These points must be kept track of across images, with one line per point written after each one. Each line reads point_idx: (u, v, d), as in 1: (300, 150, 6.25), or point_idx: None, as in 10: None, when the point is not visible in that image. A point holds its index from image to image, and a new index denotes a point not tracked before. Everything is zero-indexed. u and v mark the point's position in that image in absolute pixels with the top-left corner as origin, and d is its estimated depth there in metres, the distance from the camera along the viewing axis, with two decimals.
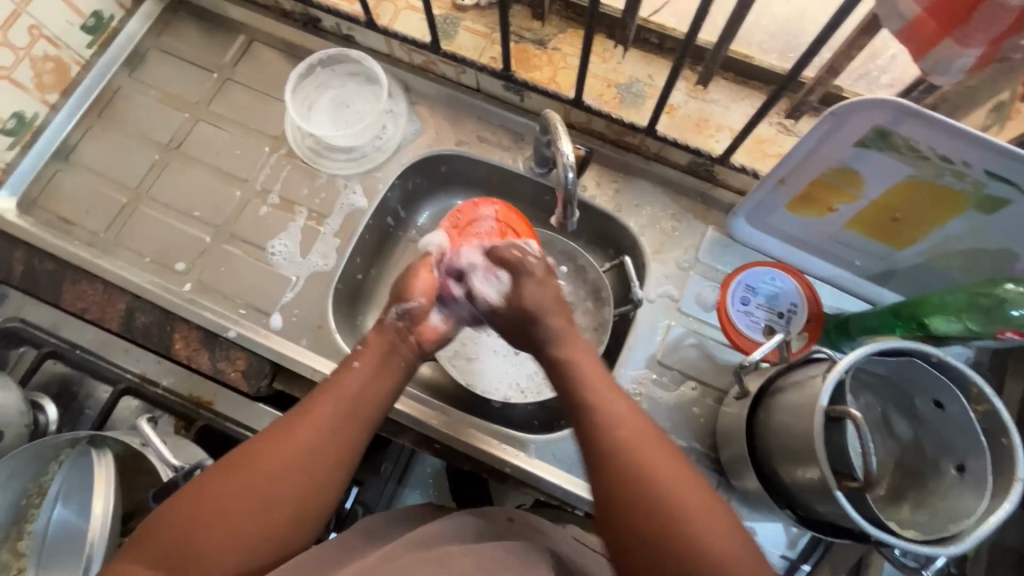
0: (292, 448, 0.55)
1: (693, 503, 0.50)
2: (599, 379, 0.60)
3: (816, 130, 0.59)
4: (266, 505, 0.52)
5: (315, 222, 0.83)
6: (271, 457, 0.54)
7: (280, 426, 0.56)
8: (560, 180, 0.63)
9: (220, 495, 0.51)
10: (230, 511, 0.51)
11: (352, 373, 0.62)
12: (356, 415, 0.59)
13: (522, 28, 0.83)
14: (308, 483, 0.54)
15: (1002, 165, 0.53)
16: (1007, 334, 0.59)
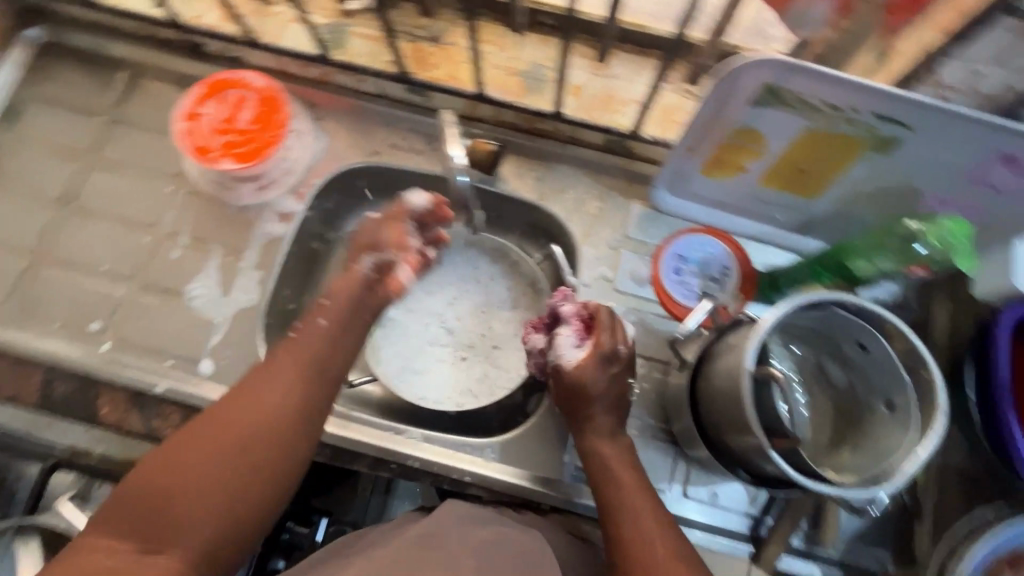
0: (251, 425, 0.55)
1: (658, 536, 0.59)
2: (610, 427, 0.67)
3: (711, 94, 0.59)
4: (221, 472, 0.52)
5: (233, 257, 0.79)
6: (216, 431, 0.54)
7: (226, 412, 0.55)
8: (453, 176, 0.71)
9: (179, 462, 0.52)
10: (186, 482, 0.51)
11: (316, 332, 0.63)
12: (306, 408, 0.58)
13: (414, 27, 0.80)
14: (267, 445, 0.54)
15: (886, 107, 0.54)
16: (916, 270, 0.60)
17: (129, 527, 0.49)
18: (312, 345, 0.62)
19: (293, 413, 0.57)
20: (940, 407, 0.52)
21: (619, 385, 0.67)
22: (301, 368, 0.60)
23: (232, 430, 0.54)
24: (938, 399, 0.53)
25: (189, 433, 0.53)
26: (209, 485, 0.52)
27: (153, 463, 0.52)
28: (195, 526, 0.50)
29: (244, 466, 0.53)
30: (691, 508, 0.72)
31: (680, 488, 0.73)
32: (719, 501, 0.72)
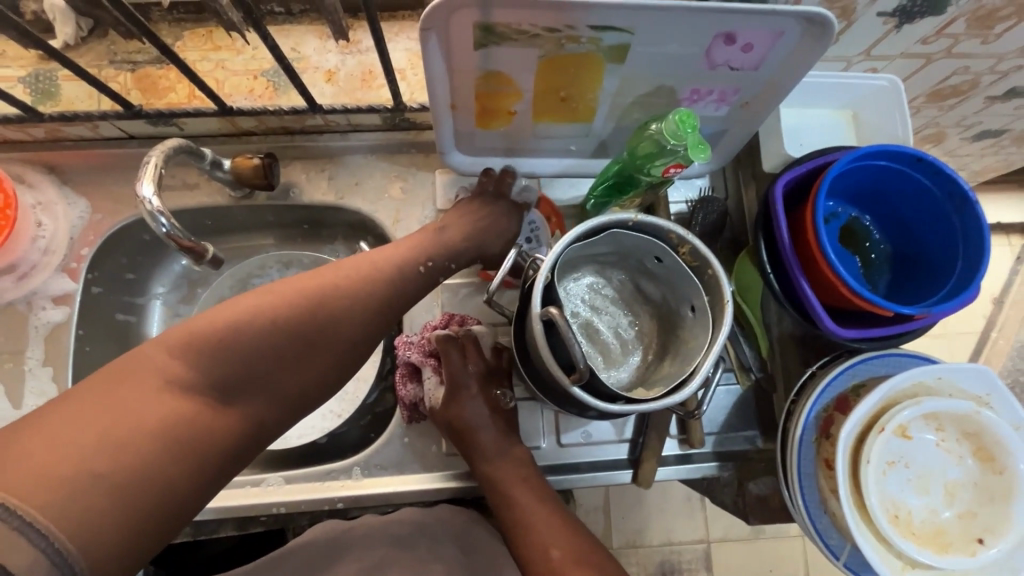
0: (361, 290, 0.56)
1: (552, 527, 0.62)
2: (495, 438, 0.66)
3: (431, 49, 0.55)
4: (306, 336, 0.52)
5: (14, 363, 0.70)
6: (329, 290, 0.54)
7: (367, 264, 0.58)
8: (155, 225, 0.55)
9: (297, 313, 0.52)
10: (260, 348, 0.50)
11: (430, 237, 0.64)
12: (406, 288, 0.59)
13: (131, 53, 0.71)
14: (363, 318, 0.55)
15: (596, 17, 0.52)
16: (673, 171, 0.60)
17: (197, 366, 0.48)
18: (414, 274, 0.60)
19: (395, 317, 0.59)
20: (726, 298, 0.54)
21: (489, 403, 0.68)
22: (403, 265, 0.60)
23: (350, 290, 0.55)
24: (723, 291, 0.54)
25: (287, 292, 0.53)
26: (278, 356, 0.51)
27: (245, 301, 0.51)
28: (186, 428, 0.46)
29: (302, 347, 0.52)
30: (568, 454, 0.73)
31: (554, 439, 0.74)
32: (593, 438, 0.73)
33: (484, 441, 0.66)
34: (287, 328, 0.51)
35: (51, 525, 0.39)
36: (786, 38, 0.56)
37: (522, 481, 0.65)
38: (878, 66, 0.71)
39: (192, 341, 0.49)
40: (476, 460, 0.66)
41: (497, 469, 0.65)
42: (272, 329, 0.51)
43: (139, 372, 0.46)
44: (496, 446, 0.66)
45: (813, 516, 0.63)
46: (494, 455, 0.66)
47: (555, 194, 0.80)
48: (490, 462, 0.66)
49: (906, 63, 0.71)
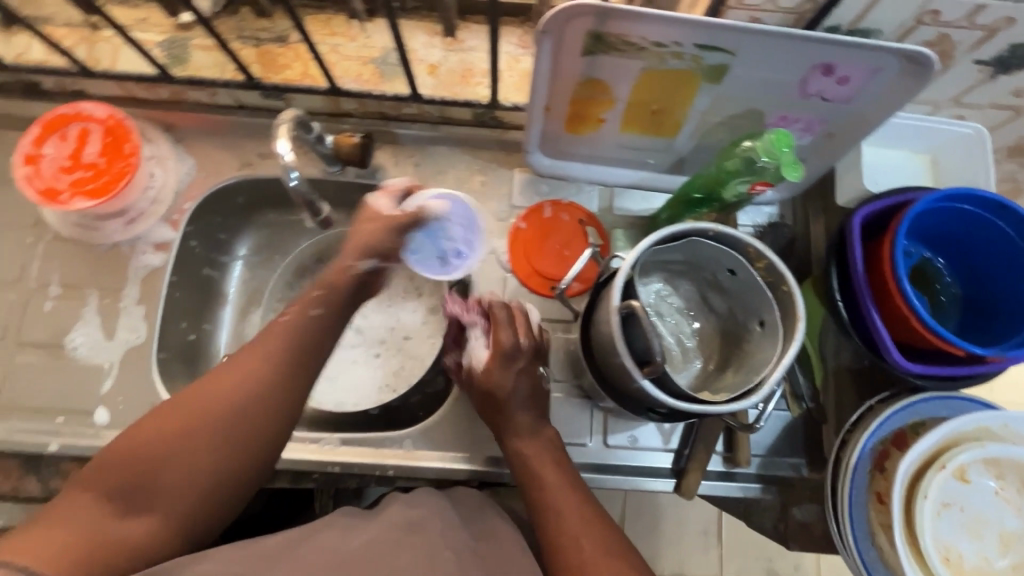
0: (243, 394, 0.55)
1: (579, 517, 0.60)
2: (529, 418, 0.66)
3: (542, 50, 0.59)
4: (217, 428, 0.53)
5: (111, 299, 0.76)
6: (203, 403, 0.54)
7: (232, 375, 0.56)
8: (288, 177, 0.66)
9: (180, 427, 0.53)
10: (181, 442, 0.52)
11: (281, 324, 0.60)
12: (299, 371, 0.58)
13: (257, 29, 0.77)
14: (268, 404, 0.56)
15: (704, 36, 0.55)
16: (760, 188, 0.62)
17: (106, 481, 0.50)
18: (290, 380, 0.58)
19: (290, 398, 0.57)
20: (798, 316, 0.55)
21: (531, 380, 0.67)
22: (279, 354, 0.58)
23: (223, 402, 0.54)
24: (796, 309, 0.55)
25: (172, 407, 0.54)
26: (206, 448, 0.53)
27: (125, 436, 0.53)
28: (194, 478, 0.52)
29: (234, 432, 0.54)
30: (611, 455, 0.74)
31: (601, 439, 0.74)
32: (639, 443, 0.74)
33: (518, 420, 0.66)
34: (178, 433, 0.52)
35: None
36: (881, 74, 0.58)
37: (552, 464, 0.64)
38: (963, 114, 0.72)
39: (112, 452, 0.52)
40: (512, 435, 0.66)
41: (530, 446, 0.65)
42: (171, 435, 0.52)
43: (94, 477, 0.51)
44: (530, 428, 0.66)
45: (861, 548, 0.62)
46: (528, 434, 0.66)
47: (627, 205, 0.82)
48: (524, 440, 0.65)
49: (994, 115, 0.72)
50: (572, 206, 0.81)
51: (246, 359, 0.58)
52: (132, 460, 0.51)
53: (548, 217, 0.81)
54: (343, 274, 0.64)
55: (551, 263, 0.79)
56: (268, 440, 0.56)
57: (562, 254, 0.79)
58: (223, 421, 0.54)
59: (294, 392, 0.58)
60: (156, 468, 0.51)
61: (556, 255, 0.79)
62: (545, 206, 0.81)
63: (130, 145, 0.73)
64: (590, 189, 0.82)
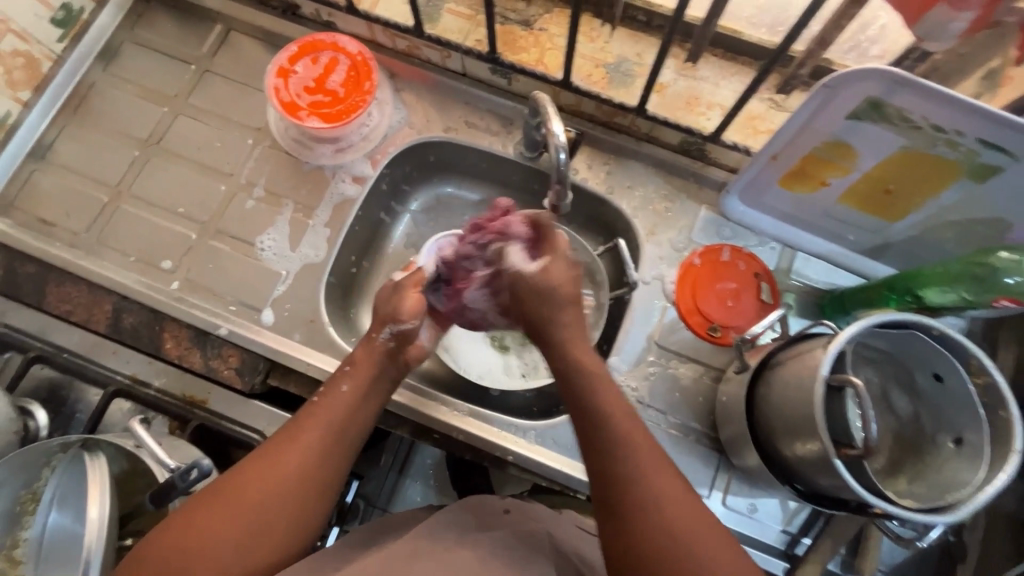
0: (302, 461, 0.56)
1: (688, 513, 0.49)
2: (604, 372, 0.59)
3: (809, 102, 0.58)
4: (285, 496, 0.54)
5: (303, 215, 0.81)
6: (258, 477, 0.54)
7: (294, 447, 0.56)
8: (553, 161, 0.63)
9: (251, 503, 0.53)
10: (257, 512, 0.53)
11: (340, 398, 0.61)
12: (342, 442, 0.59)
13: (507, 9, 0.81)
14: (318, 474, 0.56)
15: (994, 133, 0.53)
16: (1002, 303, 0.58)
17: (196, 527, 0.51)
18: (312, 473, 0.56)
19: (346, 451, 0.59)
20: (1016, 447, 0.51)
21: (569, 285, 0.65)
22: (326, 424, 0.59)
23: (282, 476, 0.55)
24: (1015, 440, 0.51)
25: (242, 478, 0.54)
26: (265, 523, 0.53)
27: (191, 505, 0.53)
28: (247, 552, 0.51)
29: (288, 504, 0.54)
30: (726, 516, 0.72)
31: (719, 496, 0.72)
32: (757, 515, 0.71)
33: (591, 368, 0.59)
34: (254, 507, 0.53)
35: None
36: None
37: (638, 429, 0.54)
38: None
39: (177, 521, 0.52)
40: (584, 384, 0.58)
41: (609, 400, 0.57)
42: (230, 523, 0.52)
43: (177, 526, 0.51)
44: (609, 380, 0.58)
45: None
46: (608, 388, 0.58)
47: (808, 273, 0.79)
48: (599, 391, 0.58)
49: None
50: (751, 256, 0.79)
51: (302, 428, 0.58)
52: (204, 543, 0.50)
53: (723, 260, 0.79)
54: (370, 348, 0.67)
55: (711, 303, 0.77)
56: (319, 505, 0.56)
57: (726, 298, 0.77)
58: (287, 493, 0.54)
59: (343, 453, 0.59)
60: (226, 543, 0.51)
61: (719, 297, 0.77)
62: (722, 250, 0.79)
63: (369, 85, 0.79)
64: (773, 245, 0.80)
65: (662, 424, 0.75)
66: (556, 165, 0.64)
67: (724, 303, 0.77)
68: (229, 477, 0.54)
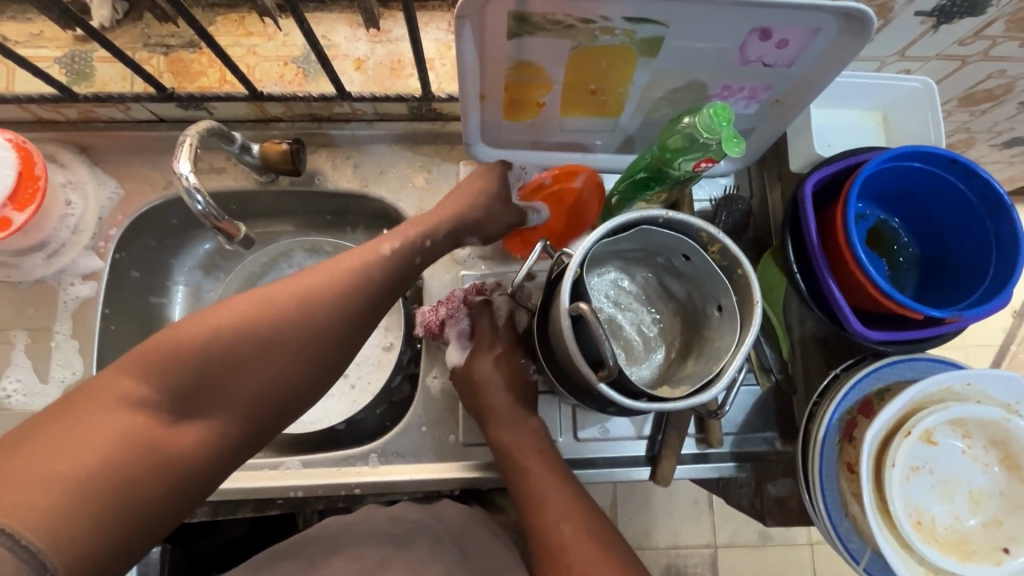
0: (296, 304, 0.51)
1: (551, 486, 0.61)
2: (552, 477, 0.62)
3: (465, 37, 0.55)
4: (296, 352, 0.51)
5: (41, 339, 0.71)
6: (240, 331, 0.49)
7: (329, 271, 0.54)
8: (192, 206, 0.59)
9: (253, 329, 0.49)
10: (257, 365, 0.49)
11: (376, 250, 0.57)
12: (365, 284, 0.55)
13: (165, 35, 0.72)
14: (305, 333, 0.51)
15: (633, 9, 0.52)
16: (705, 165, 0.60)
17: (158, 382, 0.45)
18: (378, 262, 0.56)
19: (369, 311, 0.55)
20: (756, 299, 0.54)
21: (507, 366, 0.69)
22: (370, 259, 0.56)
23: (284, 309, 0.51)
24: (753, 292, 0.54)
25: (252, 300, 0.51)
26: (262, 342, 0.49)
27: (153, 353, 0.46)
28: (257, 351, 0.49)
29: (283, 399, 0.51)
30: (584, 448, 0.73)
31: (571, 433, 0.73)
32: (610, 434, 0.73)
33: (537, 471, 0.62)
34: (252, 363, 0.49)
35: (26, 551, 0.36)
36: (822, 36, 0.55)
37: (521, 438, 0.65)
38: (912, 66, 0.71)
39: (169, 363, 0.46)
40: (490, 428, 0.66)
41: (550, 509, 0.59)
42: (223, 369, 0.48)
43: (97, 396, 0.44)
44: (551, 482, 0.61)
45: (834, 519, 0.63)
46: (553, 492, 0.61)
47: None
48: (524, 462, 0.63)
49: (940, 65, 0.71)
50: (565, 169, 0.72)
51: (314, 275, 0.54)
52: (164, 405, 0.45)
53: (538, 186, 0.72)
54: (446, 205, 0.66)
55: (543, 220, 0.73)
56: (314, 343, 0.51)
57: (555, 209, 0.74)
58: (283, 384, 0.50)
59: (362, 297, 0.54)
60: (168, 445, 0.44)
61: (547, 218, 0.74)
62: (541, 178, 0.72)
63: (37, 169, 0.67)
64: None
65: None
66: (204, 213, 0.60)
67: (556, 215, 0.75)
68: (188, 320, 0.49)
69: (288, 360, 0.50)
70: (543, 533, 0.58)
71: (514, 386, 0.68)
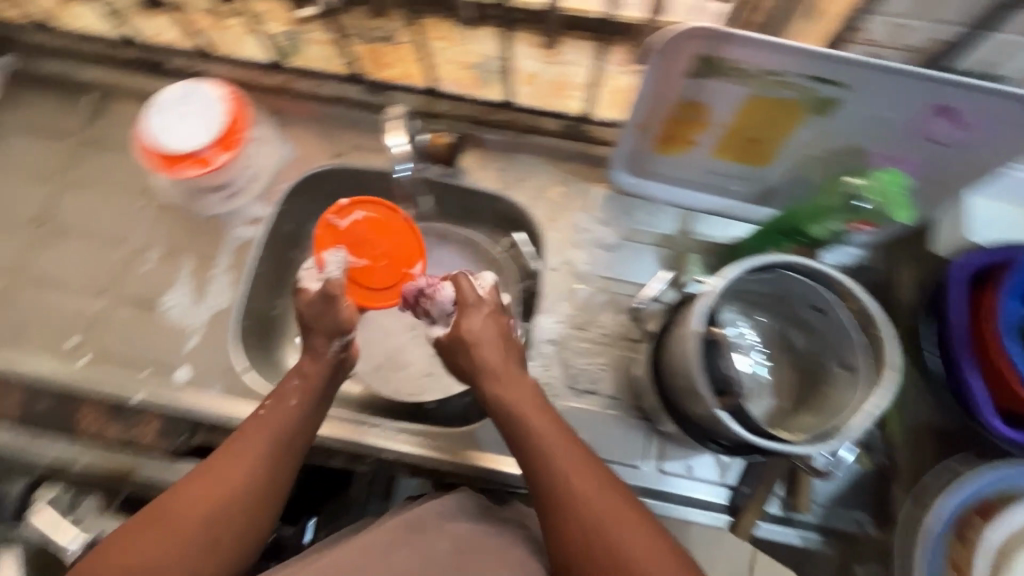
0: (244, 474, 0.57)
1: (598, 491, 0.53)
2: (591, 474, 0.55)
3: (647, 70, 0.59)
4: (232, 522, 0.56)
5: (203, 266, 0.81)
6: (204, 512, 0.55)
7: (243, 451, 0.58)
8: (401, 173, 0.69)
9: (197, 517, 0.55)
10: (217, 521, 0.55)
11: (284, 413, 0.62)
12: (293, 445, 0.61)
13: (368, 28, 0.83)
14: (288, 473, 0.60)
15: (819, 69, 0.55)
16: (861, 227, 0.61)
17: None
18: (276, 443, 0.60)
19: (286, 481, 0.60)
20: (890, 365, 0.52)
21: (501, 329, 0.64)
22: (274, 435, 0.60)
23: (230, 488, 0.56)
24: (889, 358, 0.52)
25: (203, 476, 0.57)
26: (196, 522, 0.54)
27: (150, 516, 0.54)
28: (190, 544, 0.54)
29: (242, 544, 0.56)
30: (665, 483, 0.72)
31: (655, 464, 0.73)
32: (695, 474, 0.72)
33: (576, 469, 0.55)
34: (199, 532, 0.54)
35: None
36: (1004, 122, 0.56)
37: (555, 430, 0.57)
38: None
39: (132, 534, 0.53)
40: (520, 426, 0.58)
41: (600, 508, 0.53)
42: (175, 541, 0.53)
43: None
44: (590, 480, 0.54)
45: None
46: (593, 490, 0.53)
47: (706, 231, 0.81)
48: (556, 456, 0.55)
49: None
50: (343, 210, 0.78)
51: (245, 445, 0.59)
52: (145, 558, 0.52)
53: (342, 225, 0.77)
54: (317, 360, 0.66)
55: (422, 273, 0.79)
56: (269, 499, 0.58)
57: (381, 255, 0.78)
58: (235, 531, 0.56)
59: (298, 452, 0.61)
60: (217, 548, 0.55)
61: (393, 266, 0.78)
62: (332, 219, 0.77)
63: (240, 124, 0.78)
64: (669, 210, 0.81)
65: (590, 404, 0.75)
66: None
67: (408, 251, 0.79)
68: (145, 517, 0.55)
69: (231, 529, 0.55)
70: (598, 538, 0.51)
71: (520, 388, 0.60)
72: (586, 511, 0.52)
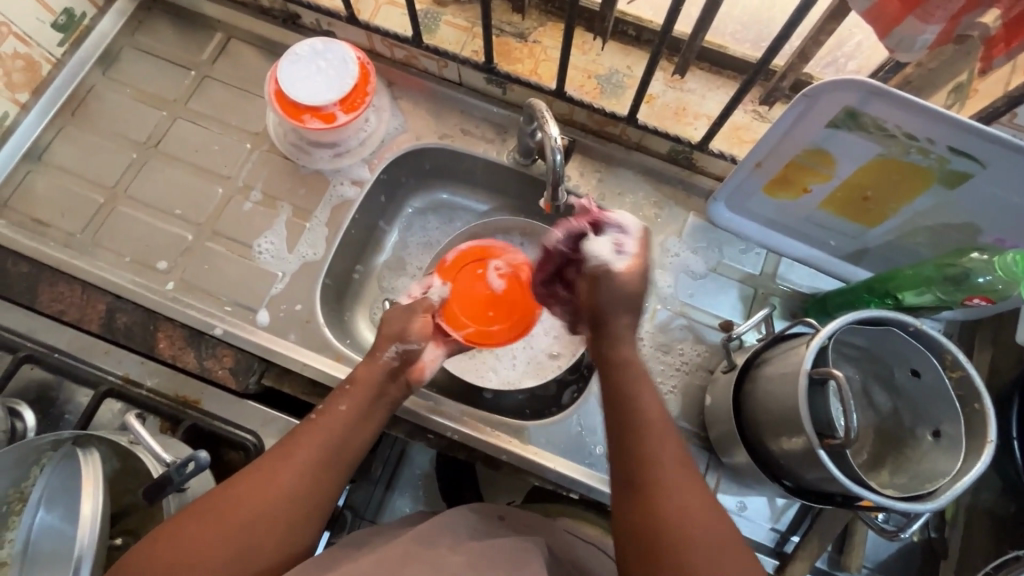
0: (295, 478, 0.57)
1: (680, 480, 0.56)
2: (688, 477, 0.57)
3: (790, 112, 0.61)
4: (284, 516, 0.55)
5: (301, 217, 0.82)
6: (250, 509, 0.54)
7: (304, 445, 0.59)
8: (549, 162, 0.66)
9: (246, 513, 0.54)
10: (268, 513, 0.54)
11: (340, 416, 0.62)
12: (343, 455, 0.61)
13: (503, 22, 0.86)
14: (335, 480, 0.59)
15: (963, 142, 0.56)
16: (974, 301, 0.62)
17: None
18: (335, 436, 0.61)
19: (342, 479, 0.60)
20: (990, 438, 0.53)
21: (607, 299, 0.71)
22: (329, 433, 0.61)
23: (275, 492, 0.56)
24: (989, 431, 0.53)
25: (255, 472, 0.57)
26: (247, 514, 0.54)
27: (201, 504, 0.54)
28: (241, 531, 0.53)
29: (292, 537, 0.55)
30: None
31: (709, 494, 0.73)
32: (746, 512, 0.72)
33: (667, 458, 0.57)
34: (251, 522, 0.54)
35: None
36: None
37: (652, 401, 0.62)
38: None
39: (184, 523, 0.53)
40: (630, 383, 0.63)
41: (697, 532, 0.53)
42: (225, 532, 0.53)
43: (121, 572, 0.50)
44: (687, 481, 0.56)
45: None
46: (676, 482, 0.56)
47: (792, 279, 0.81)
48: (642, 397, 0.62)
49: None
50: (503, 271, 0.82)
51: (296, 449, 0.59)
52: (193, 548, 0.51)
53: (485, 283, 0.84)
54: (372, 369, 0.68)
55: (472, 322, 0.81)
56: (314, 505, 0.57)
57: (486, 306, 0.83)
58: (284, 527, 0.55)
59: (346, 462, 0.61)
60: (262, 548, 0.53)
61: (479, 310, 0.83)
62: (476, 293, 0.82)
63: (369, 90, 0.80)
64: (758, 251, 0.82)
65: None
66: (554, 167, 0.67)
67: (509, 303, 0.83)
68: (190, 513, 0.54)
69: (285, 520, 0.55)
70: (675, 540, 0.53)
71: (643, 372, 0.64)
72: (671, 500, 0.55)
